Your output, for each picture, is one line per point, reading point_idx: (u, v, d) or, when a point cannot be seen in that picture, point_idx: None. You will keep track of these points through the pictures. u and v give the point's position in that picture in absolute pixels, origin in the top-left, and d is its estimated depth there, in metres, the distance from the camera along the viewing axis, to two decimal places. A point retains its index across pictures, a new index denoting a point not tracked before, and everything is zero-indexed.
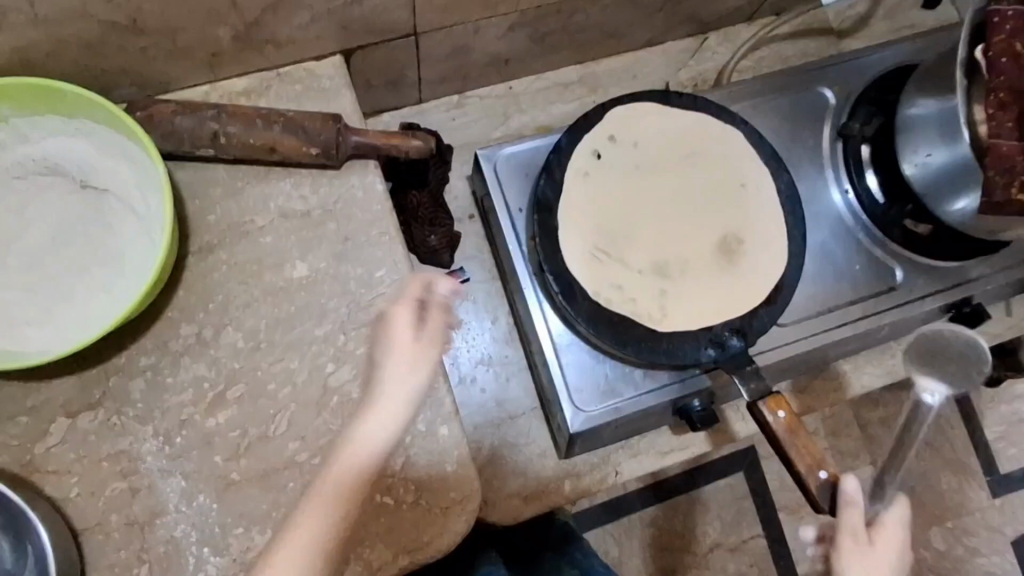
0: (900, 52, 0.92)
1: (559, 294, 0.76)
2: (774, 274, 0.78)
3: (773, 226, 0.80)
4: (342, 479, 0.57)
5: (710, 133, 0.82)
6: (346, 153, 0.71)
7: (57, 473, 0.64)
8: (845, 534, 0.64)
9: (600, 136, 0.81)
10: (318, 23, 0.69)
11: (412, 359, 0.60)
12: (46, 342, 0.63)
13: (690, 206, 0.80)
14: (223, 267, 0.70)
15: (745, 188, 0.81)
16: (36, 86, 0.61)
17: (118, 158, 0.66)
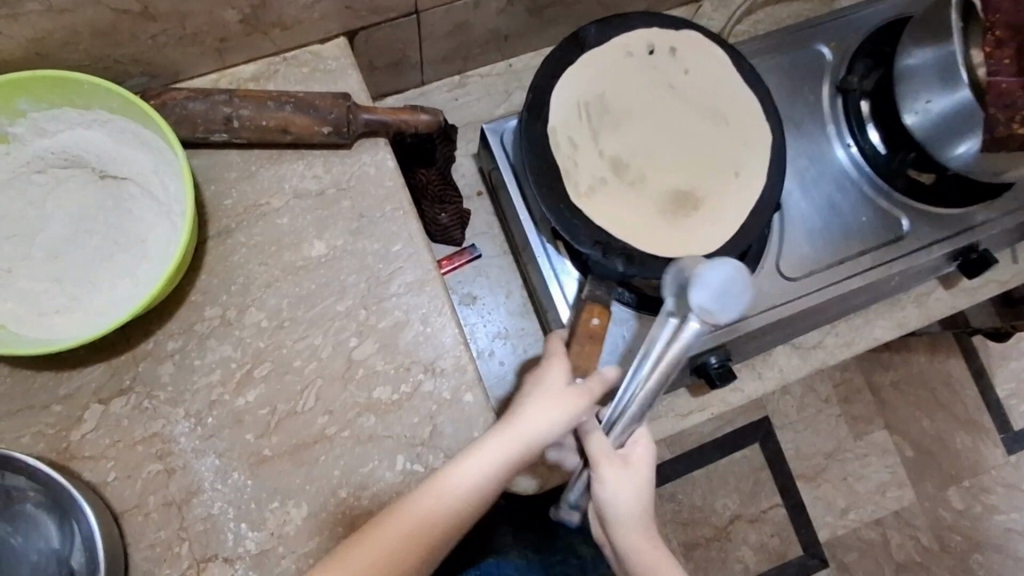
0: (892, 6, 0.93)
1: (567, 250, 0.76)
2: (702, 248, 0.76)
3: (733, 216, 0.78)
4: (456, 491, 0.63)
5: (740, 98, 0.82)
6: (357, 131, 0.72)
7: (93, 458, 0.65)
8: (604, 469, 0.68)
9: (663, 40, 0.83)
10: (323, 5, 0.70)
11: (555, 410, 0.66)
12: (76, 329, 0.64)
13: (688, 148, 0.80)
14: (242, 249, 0.71)
15: (738, 174, 0.80)
16: (51, 78, 0.61)
17: (135, 146, 0.67)
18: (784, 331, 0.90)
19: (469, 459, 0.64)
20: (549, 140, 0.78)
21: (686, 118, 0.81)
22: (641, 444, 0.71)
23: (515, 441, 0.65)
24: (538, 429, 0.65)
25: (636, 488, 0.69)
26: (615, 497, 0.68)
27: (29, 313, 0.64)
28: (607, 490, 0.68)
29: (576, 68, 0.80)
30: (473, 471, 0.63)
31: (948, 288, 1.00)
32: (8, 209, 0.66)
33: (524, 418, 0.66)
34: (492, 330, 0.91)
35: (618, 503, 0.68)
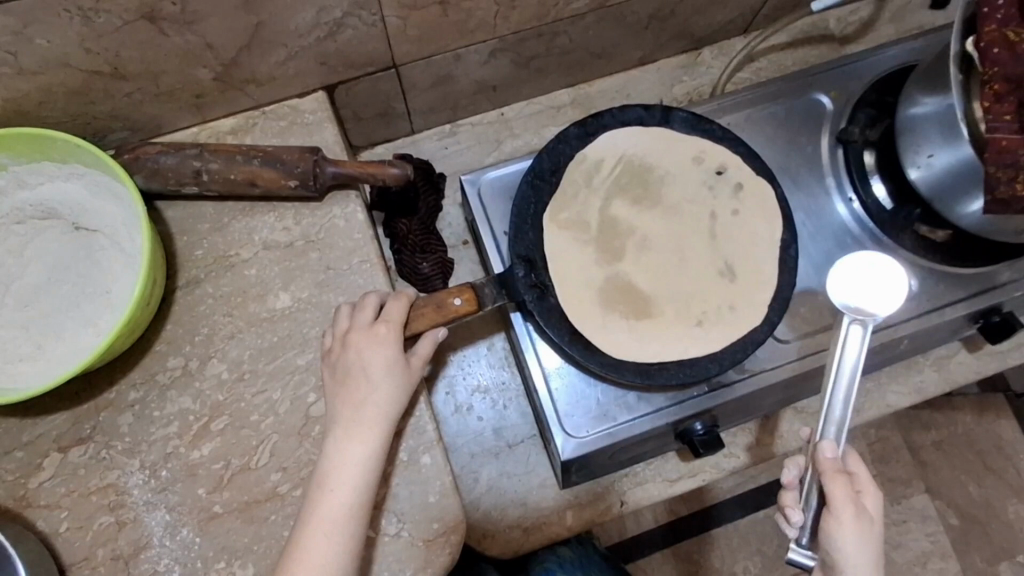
0: (895, 54, 0.89)
1: (531, 303, 0.71)
2: (608, 353, 0.72)
3: (655, 355, 0.73)
4: (325, 565, 0.59)
5: (764, 249, 0.76)
6: (324, 184, 0.72)
7: (48, 507, 0.65)
8: (846, 514, 0.62)
9: (734, 173, 0.78)
10: (296, 61, 0.72)
11: (360, 441, 0.63)
12: (37, 377, 0.65)
13: (677, 266, 0.76)
14: (209, 299, 0.72)
15: (695, 328, 0.74)
16: (28, 135, 0.64)
17: (108, 200, 0.69)
18: (781, 396, 0.83)
19: (318, 528, 0.60)
20: (565, 171, 0.76)
21: (689, 239, 0.77)
22: (871, 493, 0.65)
23: (347, 487, 0.62)
24: (358, 463, 0.63)
25: (872, 540, 0.63)
26: (855, 556, 0.62)
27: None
28: (849, 546, 0.62)
29: (629, 130, 0.79)
30: (325, 533, 0.60)
31: (972, 351, 0.92)
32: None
33: (347, 462, 0.62)
34: (471, 382, 0.89)
35: (849, 555, 0.62)
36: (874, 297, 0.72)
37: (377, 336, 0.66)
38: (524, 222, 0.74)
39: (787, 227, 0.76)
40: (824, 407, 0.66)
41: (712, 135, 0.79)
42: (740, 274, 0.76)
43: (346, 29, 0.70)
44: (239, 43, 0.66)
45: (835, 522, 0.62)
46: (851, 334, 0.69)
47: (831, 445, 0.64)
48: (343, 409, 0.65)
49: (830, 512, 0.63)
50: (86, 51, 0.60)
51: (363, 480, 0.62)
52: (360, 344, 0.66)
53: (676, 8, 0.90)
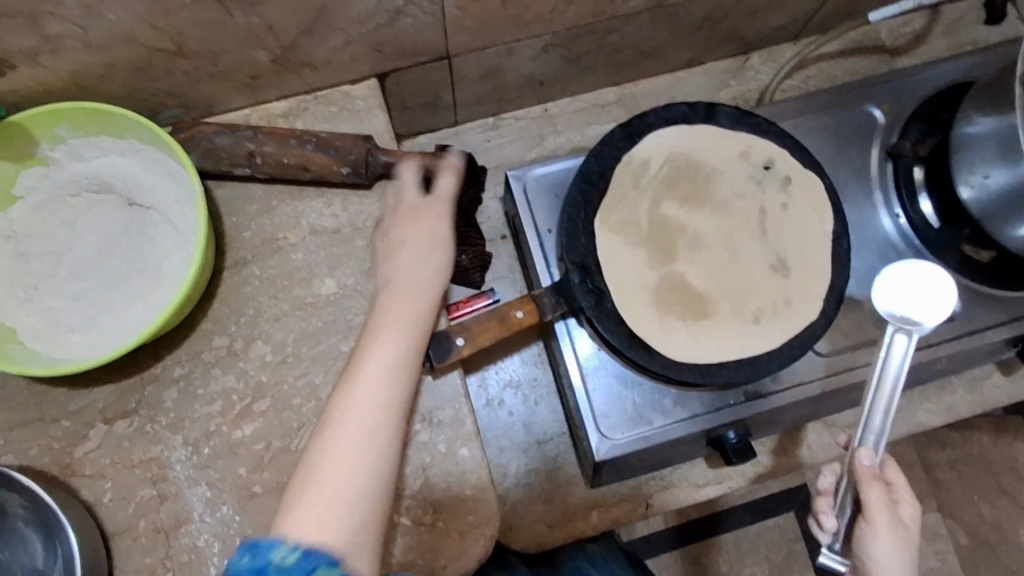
0: (953, 70, 0.87)
1: (588, 308, 0.70)
2: (665, 356, 0.71)
3: (715, 355, 0.71)
4: (361, 431, 0.59)
5: (813, 249, 0.75)
6: (375, 172, 0.73)
7: (92, 477, 0.67)
8: (882, 520, 0.63)
9: (783, 170, 0.76)
10: (353, 47, 0.72)
11: (400, 312, 0.65)
12: (87, 349, 0.66)
13: (734, 266, 0.74)
14: (255, 281, 0.72)
15: (753, 326, 0.72)
16: (90, 107, 0.64)
17: (164, 177, 0.70)
18: (815, 409, 0.83)
19: (364, 378, 0.62)
20: (613, 175, 0.75)
21: (740, 238, 0.75)
22: (908, 500, 0.66)
23: (392, 352, 0.63)
24: (405, 330, 0.64)
25: (908, 547, 0.63)
26: (890, 563, 0.62)
27: (47, 330, 0.66)
28: (885, 553, 0.62)
29: (675, 129, 0.76)
30: (371, 384, 0.61)
31: (1007, 374, 0.92)
32: (41, 228, 0.69)
33: (385, 334, 0.64)
34: (504, 377, 0.89)
35: (885, 560, 0.62)
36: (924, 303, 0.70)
37: (422, 215, 0.70)
38: (576, 226, 0.73)
39: (838, 220, 0.75)
40: (864, 414, 0.66)
41: (759, 128, 0.77)
42: (793, 271, 0.74)
43: (405, 18, 0.69)
44: (300, 26, 0.66)
45: (871, 528, 0.63)
46: (896, 343, 0.67)
47: (870, 452, 0.64)
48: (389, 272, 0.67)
49: (867, 519, 0.63)
50: (153, 27, 0.61)
51: (400, 347, 0.64)
52: (405, 221, 0.69)
53: (731, 11, 0.89)
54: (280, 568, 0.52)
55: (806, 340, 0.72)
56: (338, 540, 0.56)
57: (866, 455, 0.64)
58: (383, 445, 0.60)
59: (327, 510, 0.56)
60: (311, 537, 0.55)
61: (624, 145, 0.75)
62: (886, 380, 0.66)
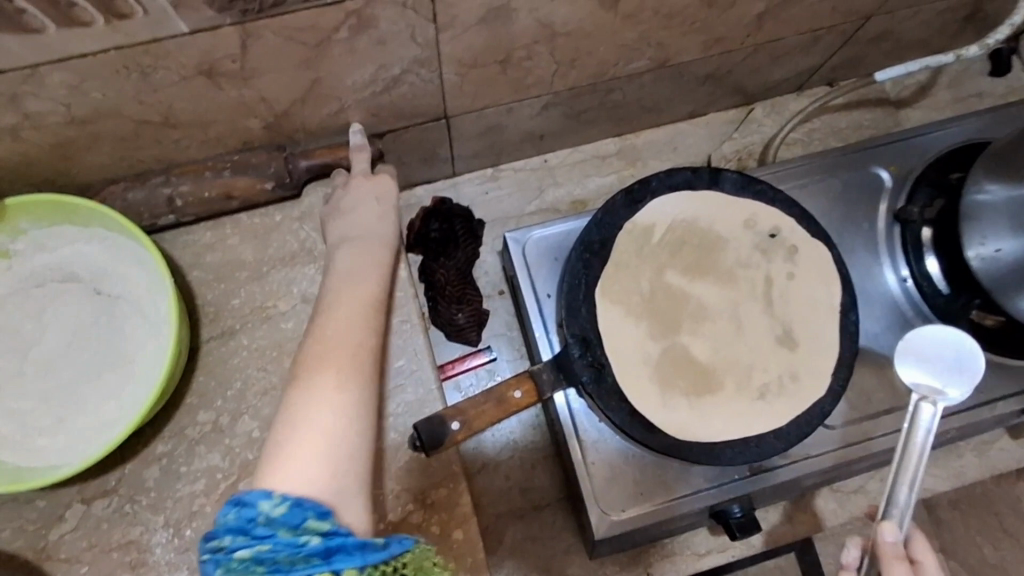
0: (960, 130, 0.86)
1: (588, 383, 0.68)
2: (669, 434, 0.68)
3: (719, 432, 0.69)
4: (336, 378, 0.55)
5: (808, 334, 0.72)
6: (299, 179, 0.73)
7: (68, 561, 0.63)
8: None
9: (775, 248, 0.74)
10: (347, 113, 0.70)
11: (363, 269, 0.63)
12: (56, 454, 0.63)
13: (740, 339, 0.72)
14: (244, 352, 0.70)
15: (758, 402, 0.70)
16: (52, 198, 0.64)
17: (131, 263, 0.67)
18: (822, 479, 0.80)
19: (330, 315, 0.59)
20: (614, 245, 0.72)
21: (747, 310, 0.73)
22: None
23: (355, 293, 0.61)
24: (365, 272, 0.62)
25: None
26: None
27: (11, 433, 0.64)
28: None
29: (678, 195, 0.74)
30: (337, 320, 0.58)
31: (1015, 438, 0.91)
32: (3, 324, 0.66)
33: (343, 280, 0.62)
34: (499, 440, 0.86)
35: None
36: (947, 375, 0.69)
37: (355, 182, 0.68)
38: (576, 297, 0.71)
39: (846, 292, 0.73)
40: (887, 487, 0.62)
41: (764, 195, 0.75)
42: (795, 351, 0.72)
43: (403, 85, 0.68)
44: (294, 96, 0.64)
45: None
46: (921, 411, 0.65)
47: (893, 529, 0.59)
48: (348, 226, 0.66)
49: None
50: (139, 102, 0.59)
51: (367, 299, 0.60)
52: (337, 199, 0.68)
53: (734, 67, 0.87)
54: (267, 522, 0.48)
55: (814, 418, 0.70)
56: (319, 484, 0.51)
57: (886, 530, 0.59)
58: (359, 383, 0.55)
59: (305, 448, 0.51)
60: (293, 485, 0.50)
61: (627, 212, 0.73)
62: (913, 446, 0.63)
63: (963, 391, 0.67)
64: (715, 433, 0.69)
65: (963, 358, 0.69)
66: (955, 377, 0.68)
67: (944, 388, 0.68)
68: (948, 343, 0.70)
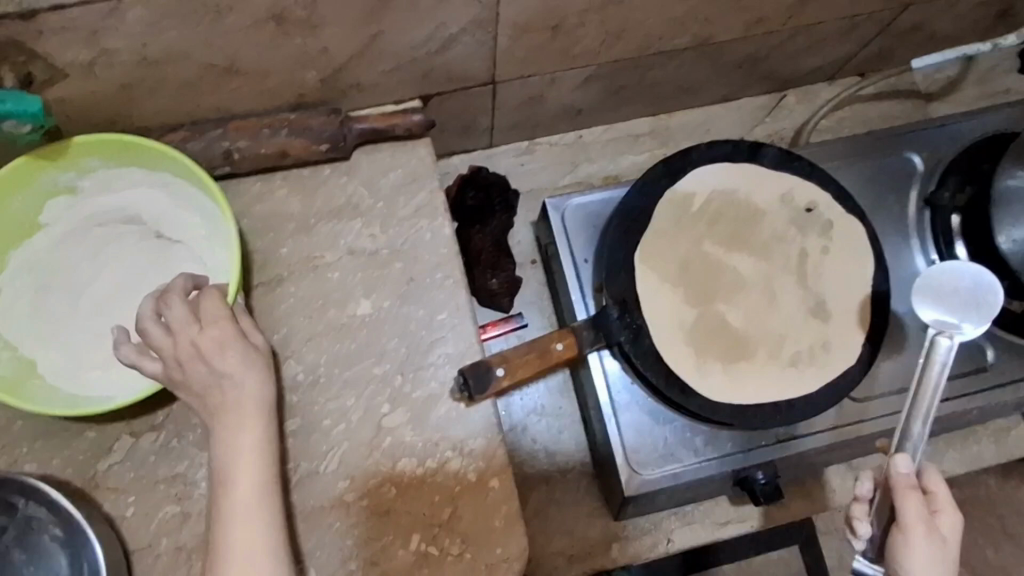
0: (991, 121, 0.88)
1: (625, 343, 0.70)
2: (703, 396, 0.70)
3: (752, 397, 0.71)
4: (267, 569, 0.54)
5: (842, 311, 0.74)
6: (352, 144, 0.74)
7: (115, 491, 0.65)
8: (917, 531, 0.60)
9: (813, 223, 0.76)
10: (401, 72, 0.72)
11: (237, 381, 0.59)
12: (108, 386, 0.65)
13: (775, 309, 0.74)
14: (290, 299, 0.72)
15: (790, 369, 0.72)
16: (128, 143, 0.65)
17: (193, 212, 0.70)
18: (844, 452, 0.82)
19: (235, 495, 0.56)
20: (653, 212, 0.74)
21: (781, 281, 0.74)
22: (949, 512, 0.62)
23: (250, 442, 0.57)
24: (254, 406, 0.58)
25: (945, 565, 0.60)
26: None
27: (67, 362, 0.66)
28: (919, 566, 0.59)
29: (717, 167, 0.76)
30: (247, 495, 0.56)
31: None
32: (68, 257, 0.69)
33: (238, 427, 0.57)
34: (527, 404, 0.88)
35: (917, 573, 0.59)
36: (962, 310, 0.70)
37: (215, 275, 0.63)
38: (614, 261, 0.73)
39: (880, 270, 0.75)
40: (903, 420, 0.65)
41: (799, 171, 0.77)
42: (826, 321, 0.74)
43: (457, 45, 0.70)
44: (354, 49, 0.66)
45: (906, 541, 0.60)
46: (938, 344, 0.67)
47: (906, 459, 0.62)
48: (214, 364, 0.58)
49: (900, 530, 0.61)
50: (209, 45, 0.61)
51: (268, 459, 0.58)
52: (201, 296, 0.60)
53: (771, 51, 0.89)
54: None
55: (842, 387, 0.72)
56: None
57: (901, 460, 0.62)
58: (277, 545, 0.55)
59: None
60: None
61: (666, 182, 0.75)
62: (929, 380, 0.66)
63: (977, 325, 0.69)
64: (747, 397, 0.71)
65: (980, 293, 0.70)
66: (970, 311, 0.70)
67: (959, 323, 0.70)
68: (967, 279, 0.71)
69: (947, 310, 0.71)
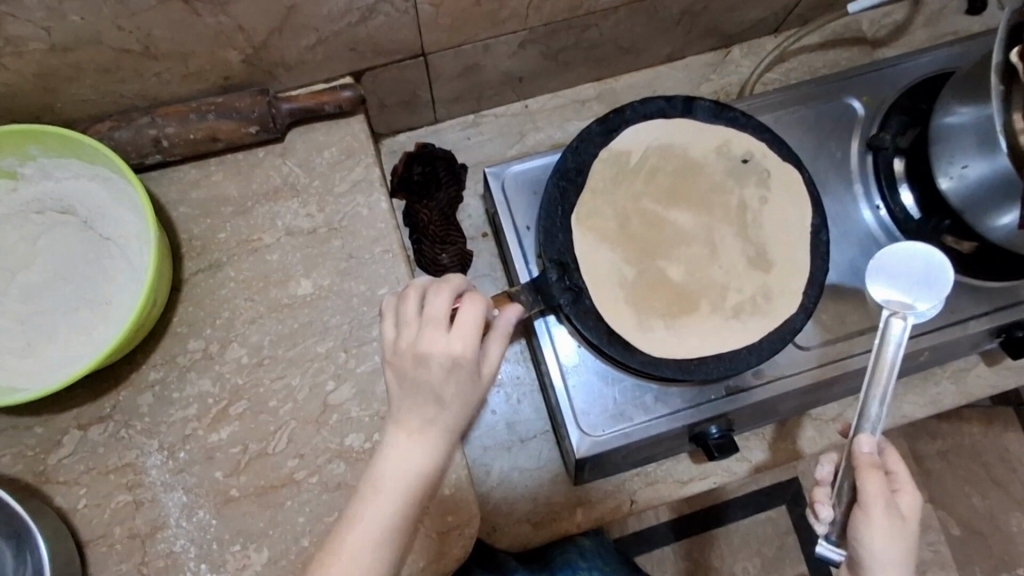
0: (931, 61, 0.87)
1: (564, 306, 0.70)
2: (645, 352, 0.70)
3: (695, 351, 0.71)
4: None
5: (780, 270, 0.74)
6: (283, 123, 0.74)
7: (66, 484, 0.66)
8: (878, 509, 0.61)
9: (750, 175, 0.76)
10: (325, 46, 0.71)
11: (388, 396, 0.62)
12: (25, 378, 0.65)
13: (716, 263, 0.74)
14: (231, 283, 0.72)
15: (732, 320, 0.72)
16: (61, 135, 0.65)
17: (125, 209, 0.69)
18: (801, 401, 0.82)
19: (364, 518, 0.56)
20: (589, 172, 0.74)
21: (721, 234, 0.74)
22: (907, 490, 0.64)
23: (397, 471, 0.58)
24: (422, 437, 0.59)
25: (908, 541, 0.61)
26: (887, 555, 0.59)
27: None
28: (881, 544, 0.60)
29: (651, 123, 0.76)
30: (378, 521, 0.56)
31: (992, 366, 0.92)
32: None
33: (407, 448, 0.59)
34: None
35: (880, 551, 0.60)
36: (916, 291, 0.75)
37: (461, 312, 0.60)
38: (552, 223, 0.73)
39: (817, 212, 0.74)
40: (861, 401, 0.66)
41: (737, 122, 0.77)
42: (766, 271, 0.73)
43: (377, 16, 0.69)
44: (271, 25, 0.65)
45: (866, 518, 0.61)
46: (892, 325, 0.70)
47: (869, 439, 0.64)
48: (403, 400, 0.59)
49: (863, 509, 0.61)
50: (118, 29, 0.60)
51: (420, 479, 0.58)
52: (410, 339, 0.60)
53: (707, 5, 0.88)
54: None
55: (785, 335, 0.72)
56: None
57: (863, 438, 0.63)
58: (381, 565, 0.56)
59: None
60: None
61: (601, 141, 0.75)
62: (883, 361, 0.67)
63: (932, 304, 0.73)
64: (693, 350, 0.71)
65: (932, 273, 0.74)
66: (923, 292, 0.74)
67: (913, 303, 0.74)
68: (918, 262, 0.75)
69: (903, 293, 0.75)
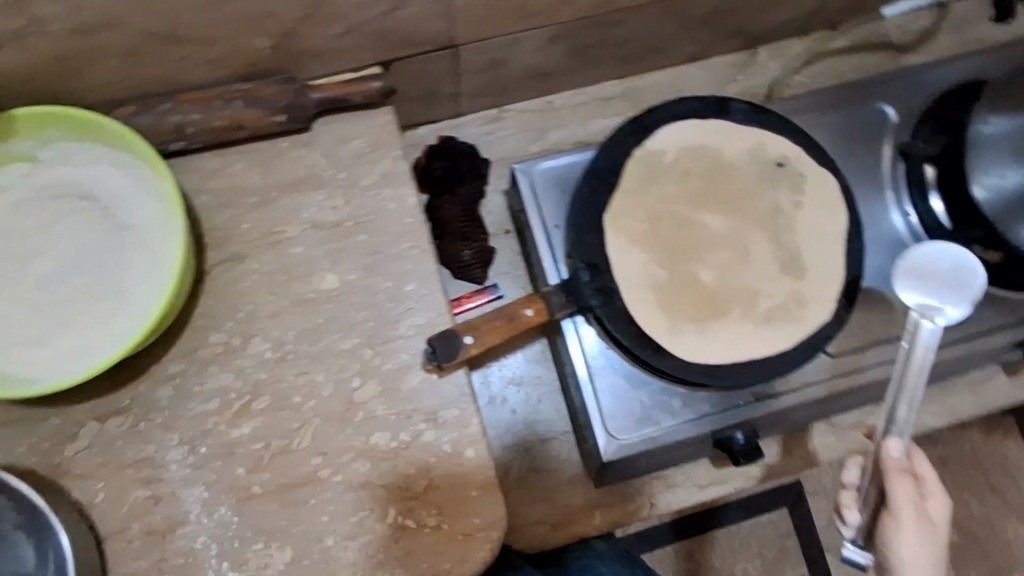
0: (962, 69, 0.87)
1: (597, 308, 0.70)
2: (675, 356, 0.69)
3: (726, 355, 0.70)
4: None
5: (811, 275, 0.73)
6: (310, 113, 0.72)
7: (83, 477, 0.64)
8: (908, 515, 0.60)
9: (781, 178, 0.75)
10: (354, 35, 0.69)
11: None
12: (41, 367, 0.63)
13: (749, 266, 0.73)
14: (253, 275, 0.70)
15: (763, 325, 0.71)
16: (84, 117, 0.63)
17: (145, 196, 0.67)
18: (824, 408, 0.81)
19: None
20: (622, 172, 0.73)
21: (754, 238, 0.74)
22: (935, 494, 0.63)
23: None
24: None
25: (937, 545, 0.61)
26: (916, 561, 0.59)
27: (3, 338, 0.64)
28: (911, 551, 0.60)
29: (684, 124, 0.75)
30: None
31: (1010, 375, 0.92)
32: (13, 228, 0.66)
33: None
34: (507, 374, 0.88)
35: (911, 557, 0.60)
36: (944, 292, 0.72)
37: None
38: (582, 224, 0.72)
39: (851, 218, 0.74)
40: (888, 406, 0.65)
41: (769, 125, 0.76)
42: (797, 276, 0.73)
43: (409, 5, 0.67)
44: (300, 12, 0.64)
45: (896, 524, 0.60)
46: (922, 326, 0.66)
47: (897, 444, 0.61)
48: None
49: (892, 514, 0.61)
50: (145, 10, 0.59)
51: None
52: None
53: (737, 6, 0.87)
54: None
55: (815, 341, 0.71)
56: None
57: (892, 443, 0.62)
58: None
59: None
60: None
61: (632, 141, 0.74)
62: (913, 362, 0.65)
63: (960, 307, 0.71)
64: (723, 354, 0.70)
65: (960, 275, 0.72)
66: (950, 293, 0.71)
67: (940, 305, 0.71)
68: (945, 262, 0.72)
69: (931, 295, 0.72)
